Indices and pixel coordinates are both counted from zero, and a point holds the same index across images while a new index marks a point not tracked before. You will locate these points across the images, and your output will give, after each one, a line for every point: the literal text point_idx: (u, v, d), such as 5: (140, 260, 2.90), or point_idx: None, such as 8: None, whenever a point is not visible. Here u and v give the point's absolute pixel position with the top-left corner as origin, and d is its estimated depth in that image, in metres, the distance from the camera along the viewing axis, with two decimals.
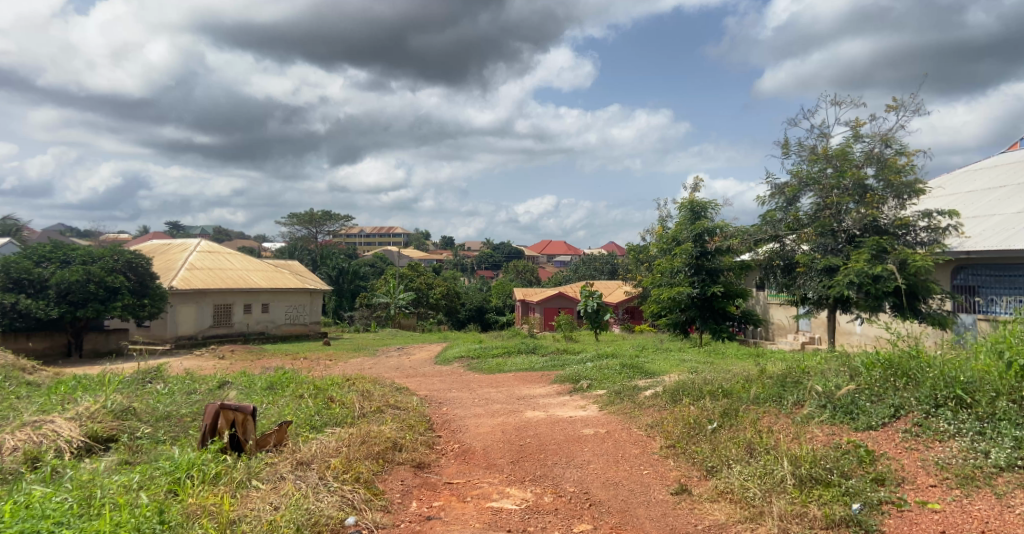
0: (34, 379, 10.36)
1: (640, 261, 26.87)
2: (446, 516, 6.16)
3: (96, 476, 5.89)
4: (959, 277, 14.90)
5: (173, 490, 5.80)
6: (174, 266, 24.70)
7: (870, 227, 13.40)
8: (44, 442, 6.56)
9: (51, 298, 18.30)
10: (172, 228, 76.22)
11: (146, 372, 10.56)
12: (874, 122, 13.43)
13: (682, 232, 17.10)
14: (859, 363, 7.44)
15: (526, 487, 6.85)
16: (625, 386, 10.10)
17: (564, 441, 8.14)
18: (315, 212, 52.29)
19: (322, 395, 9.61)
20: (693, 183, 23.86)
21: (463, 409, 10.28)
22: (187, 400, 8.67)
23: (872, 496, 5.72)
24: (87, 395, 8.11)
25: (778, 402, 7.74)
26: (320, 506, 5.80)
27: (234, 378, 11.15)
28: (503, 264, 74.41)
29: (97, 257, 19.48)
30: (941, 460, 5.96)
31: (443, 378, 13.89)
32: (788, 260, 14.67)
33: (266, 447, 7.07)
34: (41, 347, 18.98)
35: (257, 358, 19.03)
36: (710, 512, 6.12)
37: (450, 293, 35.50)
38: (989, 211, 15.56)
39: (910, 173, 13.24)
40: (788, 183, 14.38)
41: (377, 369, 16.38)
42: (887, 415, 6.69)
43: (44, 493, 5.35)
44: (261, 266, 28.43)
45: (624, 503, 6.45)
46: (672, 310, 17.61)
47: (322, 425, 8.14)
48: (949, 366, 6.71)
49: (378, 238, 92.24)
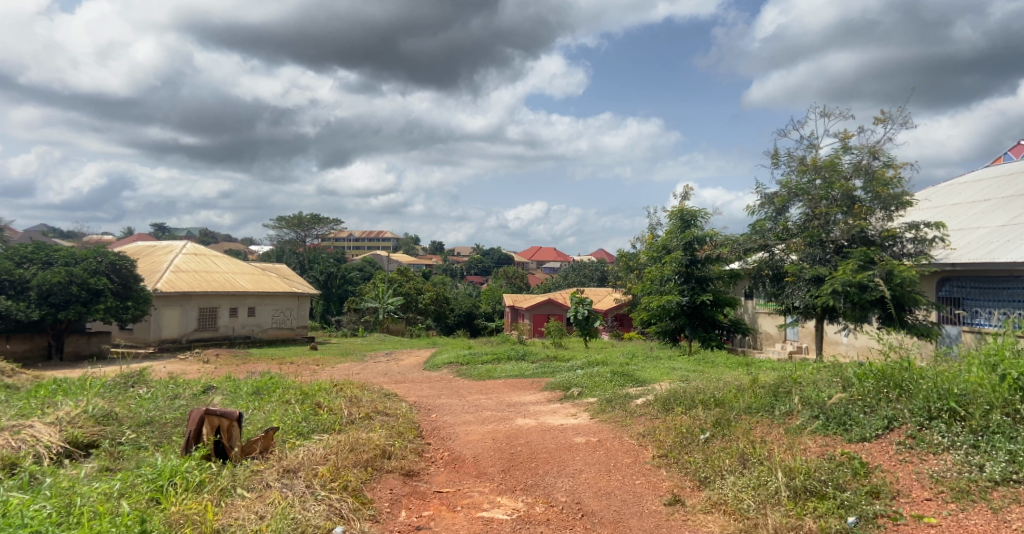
0: (14, 383, 10.14)
1: (629, 268, 26.81)
2: (436, 526, 6.06)
3: (75, 483, 5.73)
4: (944, 289, 14.96)
5: (155, 498, 5.66)
6: (159, 268, 24.44)
7: (857, 238, 13.43)
8: (22, 448, 6.40)
9: (32, 300, 18.01)
10: (159, 231, 75.74)
11: (128, 375, 10.37)
12: (862, 134, 13.50)
13: (672, 240, 17.10)
14: (851, 373, 7.41)
15: (518, 496, 6.76)
16: (616, 394, 9.99)
17: (555, 450, 8.04)
18: (303, 216, 52.21)
19: (309, 401, 9.42)
20: (682, 191, 23.59)
21: (452, 416, 10.16)
22: (172, 405, 8.52)
23: (867, 510, 5.67)
24: (66, 400, 7.90)
25: (769, 412, 7.68)
26: (307, 516, 5.66)
27: (220, 383, 10.97)
28: (493, 271, 74.20)
29: (80, 258, 19.29)
30: (937, 473, 5.92)
31: (431, 385, 13.80)
32: (777, 269, 14.58)
33: (252, 454, 6.94)
34: (21, 350, 18.66)
35: (242, 363, 18.71)
36: (703, 524, 6.05)
37: (439, 298, 35.26)
38: (974, 223, 15.70)
39: (898, 186, 13.30)
40: (777, 192, 14.41)
41: (364, 375, 16.19)
42: (881, 427, 6.63)
43: (21, 501, 5.18)
44: (249, 268, 28.20)
45: (617, 514, 6.36)
46: (661, 318, 17.64)
47: (309, 432, 8.01)
48: (942, 378, 6.66)
49: (366, 241, 92.14)
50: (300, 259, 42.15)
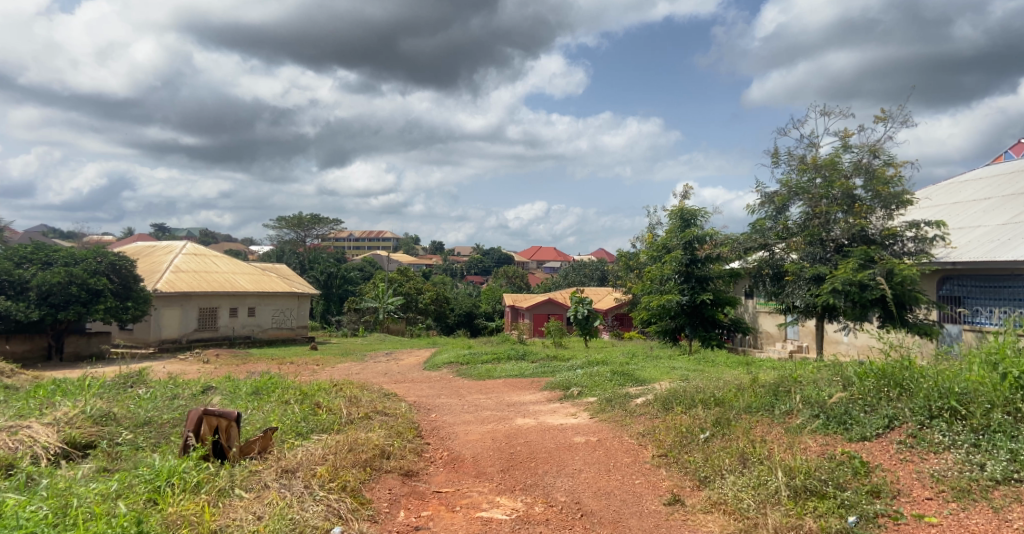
0: (14, 383, 10.13)
1: (629, 268, 26.80)
2: (435, 526, 6.04)
3: (72, 484, 5.71)
4: (944, 287, 14.93)
5: (153, 499, 5.64)
6: (159, 269, 24.45)
7: (857, 237, 13.40)
8: (19, 449, 6.38)
9: (31, 300, 18.00)
10: (159, 232, 75.70)
11: (127, 376, 10.34)
12: (862, 133, 13.49)
13: (672, 239, 17.08)
14: (852, 372, 7.39)
15: (517, 496, 6.73)
16: (616, 394, 9.96)
17: (555, 450, 8.02)
18: (303, 217, 52.19)
19: (308, 401, 9.39)
20: (682, 191, 23.57)
21: (452, 416, 10.14)
22: (171, 405, 8.50)
23: (867, 509, 5.65)
24: (64, 401, 7.88)
25: (770, 411, 7.65)
26: (305, 516, 5.65)
27: (220, 383, 10.95)
28: (493, 271, 74.17)
29: (80, 258, 19.28)
30: (937, 472, 5.90)
31: (431, 384, 13.78)
32: (777, 268, 14.55)
33: (250, 455, 6.92)
34: (21, 350, 18.65)
35: (242, 363, 18.70)
36: (703, 524, 6.03)
37: (439, 298, 35.24)
38: (974, 222, 15.67)
39: (898, 184, 13.27)
40: (777, 191, 14.39)
41: (364, 375, 16.18)
42: (881, 426, 6.61)
43: (18, 502, 5.16)
44: (249, 268, 28.18)
45: (617, 513, 6.34)
46: (661, 317, 17.62)
47: (308, 433, 7.99)
48: (943, 377, 6.64)
49: (367, 241, 92.13)
50: (300, 259, 42.14)
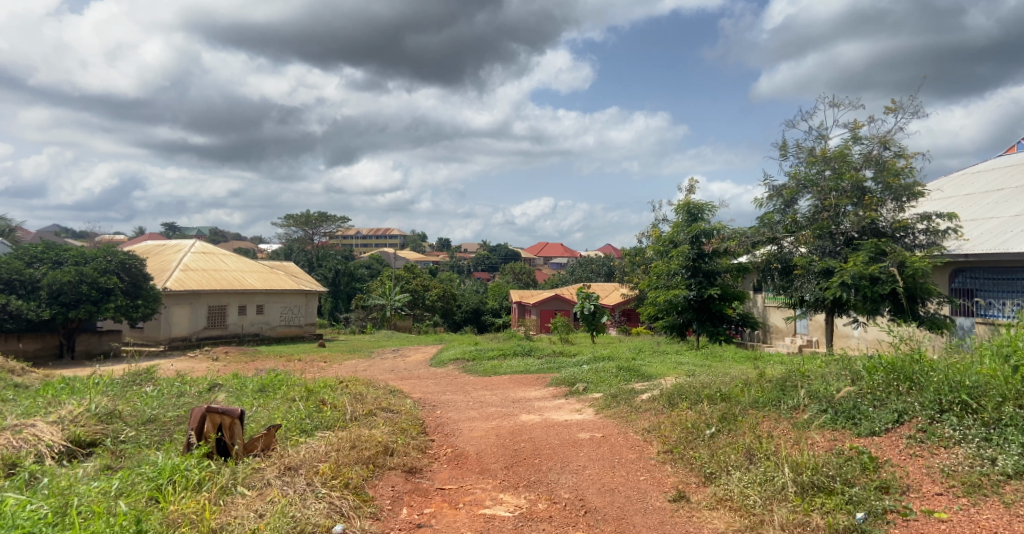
0: (21, 382, 10.13)
1: (636, 264, 26.68)
2: (438, 523, 5.99)
3: (74, 483, 5.69)
4: (957, 280, 14.79)
5: (154, 497, 5.63)
6: (168, 267, 24.51)
7: (867, 229, 13.29)
8: (24, 447, 6.38)
9: (42, 299, 18.06)
10: (169, 231, 75.95)
11: (134, 374, 10.34)
12: (872, 124, 13.34)
13: (679, 234, 16.96)
14: (860, 366, 7.28)
15: (520, 493, 6.68)
16: (622, 389, 9.89)
17: (559, 446, 7.97)
18: (311, 214, 52.21)
19: (313, 398, 9.37)
20: (689, 186, 23.36)
21: (457, 412, 10.10)
22: (176, 403, 8.50)
23: (876, 505, 5.57)
24: (71, 399, 7.88)
25: (777, 406, 7.55)
26: (307, 514, 5.60)
27: (226, 380, 10.94)
28: (501, 267, 74.08)
29: (90, 257, 19.34)
30: (947, 467, 5.81)
31: (438, 381, 13.73)
32: (785, 262, 14.41)
33: (254, 451, 6.91)
34: (32, 349, 18.73)
35: (250, 360, 18.73)
36: (709, 520, 5.96)
37: (446, 295, 35.19)
38: (987, 214, 15.49)
39: (909, 176, 13.12)
40: (786, 185, 14.25)
41: (371, 372, 16.15)
42: (891, 421, 6.52)
43: (18, 501, 5.14)
44: (256, 266, 28.22)
45: (621, 510, 6.28)
46: (669, 312, 17.56)
47: (312, 429, 7.98)
48: (954, 370, 6.54)
49: (374, 238, 92.20)
50: (308, 257, 42.16)
